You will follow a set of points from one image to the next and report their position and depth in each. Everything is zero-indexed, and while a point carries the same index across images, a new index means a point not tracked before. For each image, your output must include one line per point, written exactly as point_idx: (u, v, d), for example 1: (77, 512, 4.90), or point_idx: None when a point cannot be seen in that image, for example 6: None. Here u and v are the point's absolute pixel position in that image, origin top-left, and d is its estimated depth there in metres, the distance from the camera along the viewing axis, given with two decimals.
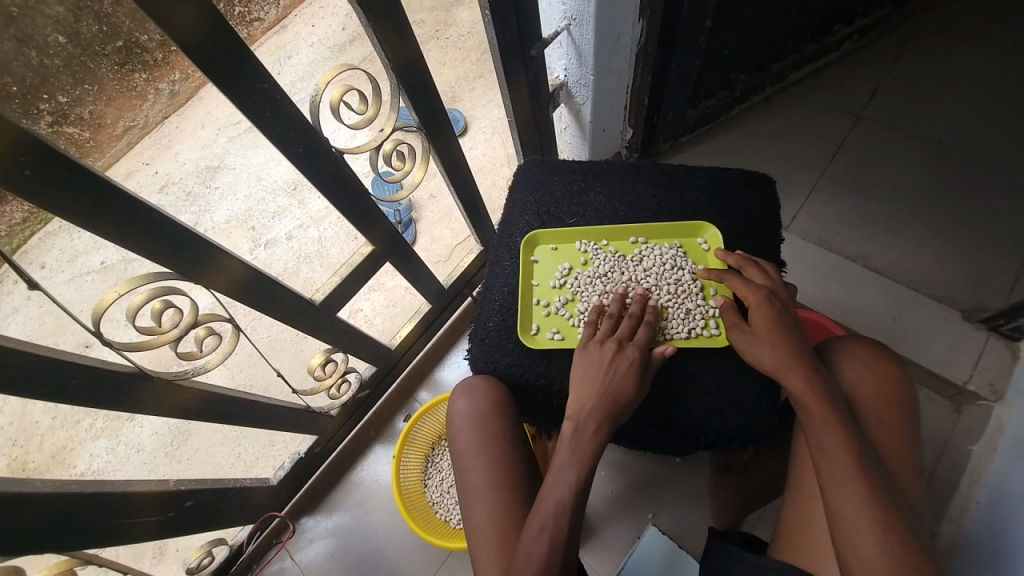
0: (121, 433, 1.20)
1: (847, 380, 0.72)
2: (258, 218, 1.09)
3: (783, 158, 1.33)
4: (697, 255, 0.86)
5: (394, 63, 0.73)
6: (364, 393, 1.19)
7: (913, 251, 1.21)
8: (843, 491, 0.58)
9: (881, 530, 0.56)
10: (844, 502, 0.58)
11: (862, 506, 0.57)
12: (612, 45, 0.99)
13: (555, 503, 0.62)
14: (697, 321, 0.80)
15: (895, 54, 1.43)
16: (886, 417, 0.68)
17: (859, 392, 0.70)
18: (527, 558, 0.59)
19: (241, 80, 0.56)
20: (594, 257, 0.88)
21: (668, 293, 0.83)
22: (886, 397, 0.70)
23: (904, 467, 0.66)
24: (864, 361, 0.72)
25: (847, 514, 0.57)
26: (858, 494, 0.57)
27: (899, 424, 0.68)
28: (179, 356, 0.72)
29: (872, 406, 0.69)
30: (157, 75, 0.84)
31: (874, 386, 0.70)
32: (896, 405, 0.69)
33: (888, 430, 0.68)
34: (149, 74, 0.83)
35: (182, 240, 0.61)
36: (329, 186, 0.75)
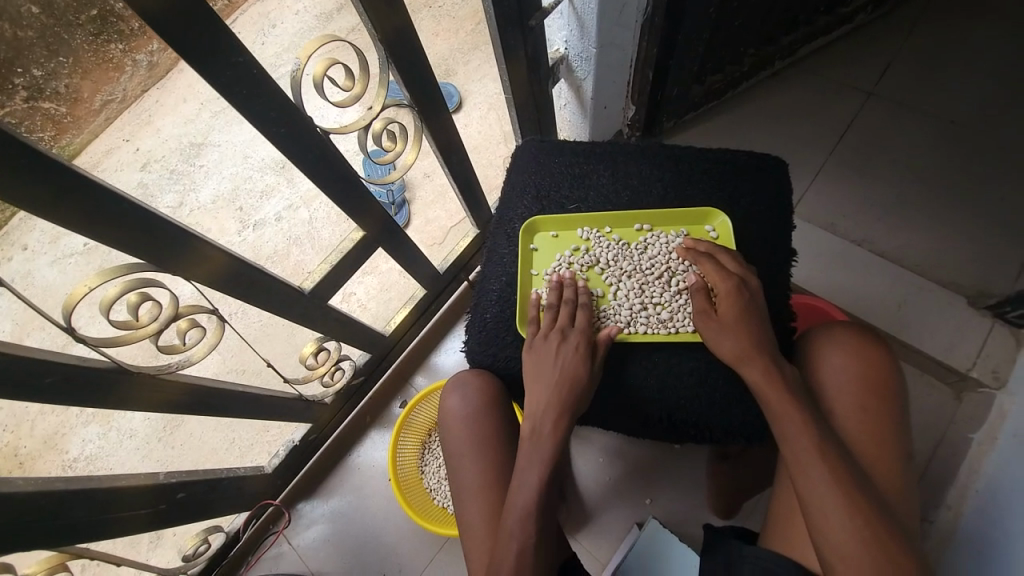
0: (112, 419, 1.17)
1: (830, 369, 0.69)
2: (246, 198, 1.04)
3: (791, 137, 1.29)
4: None
5: (383, 33, 0.67)
6: (358, 380, 1.17)
7: (920, 236, 1.18)
8: (819, 487, 0.57)
9: (858, 524, 0.55)
10: (817, 497, 0.57)
11: (835, 500, 0.56)
12: (616, 15, 0.93)
13: (526, 502, 0.63)
14: None
15: (910, 27, 1.37)
16: (869, 402, 0.66)
17: (844, 381, 0.68)
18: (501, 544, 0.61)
19: (215, 56, 0.51)
20: (596, 245, 0.85)
21: (675, 285, 0.81)
22: (872, 384, 0.67)
23: (889, 450, 0.64)
24: (842, 345, 0.70)
25: (821, 507, 0.56)
26: (830, 489, 0.57)
27: (882, 407, 0.66)
28: (161, 349, 0.69)
29: (853, 393, 0.67)
30: (134, 46, 0.73)
31: (853, 368, 0.68)
32: (881, 392, 0.67)
33: (870, 415, 0.65)
34: (126, 46, 0.72)
35: (158, 231, 0.57)
36: (314, 168, 0.70)
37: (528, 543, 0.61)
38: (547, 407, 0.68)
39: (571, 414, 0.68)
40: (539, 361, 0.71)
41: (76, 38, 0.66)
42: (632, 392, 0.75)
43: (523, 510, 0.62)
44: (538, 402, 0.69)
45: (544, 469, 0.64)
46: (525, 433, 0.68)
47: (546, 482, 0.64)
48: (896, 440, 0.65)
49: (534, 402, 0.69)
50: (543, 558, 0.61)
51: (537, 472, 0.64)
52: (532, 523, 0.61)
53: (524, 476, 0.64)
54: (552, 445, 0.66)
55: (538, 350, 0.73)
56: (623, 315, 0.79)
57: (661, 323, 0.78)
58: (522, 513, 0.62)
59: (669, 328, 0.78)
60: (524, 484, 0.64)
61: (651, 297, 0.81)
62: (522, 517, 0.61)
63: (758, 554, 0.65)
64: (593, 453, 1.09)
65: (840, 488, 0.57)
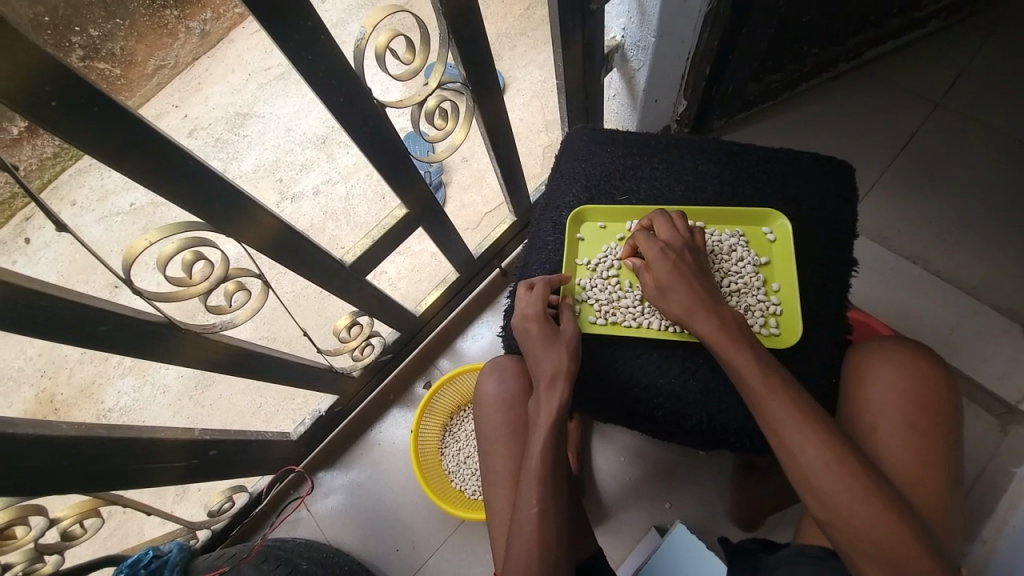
0: (147, 373, 1.21)
1: (877, 383, 0.66)
2: (287, 170, 1.01)
3: (848, 144, 1.23)
4: (761, 246, 0.79)
5: (446, 8, 0.66)
6: (385, 357, 1.18)
7: (979, 257, 1.12)
8: (847, 497, 0.53)
9: (895, 538, 0.51)
10: (847, 508, 0.53)
11: (867, 511, 0.52)
12: (680, 3, 0.89)
13: (538, 472, 0.62)
14: (755, 318, 0.75)
15: (988, 36, 1.28)
16: (918, 420, 0.63)
17: (889, 396, 0.64)
18: (523, 527, 0.60)
19: (285, 18, 0.51)
20: None
21: (727, 286, 0.78)
22: (921, 402, 0.63)
23: (935, 470, 0.61)
24: (894, 360, 0.67)
25: (851, 518, 0.53)
26: (860, 501, 0.53)
27: (931, 426, 0.62)
28: (207, 309, 0.70)
29: (902, 410, 0.63)
30: (189, 13, 0.75)
31: (905, 384, 0.64)
32: (931, 411, 0.63)
33: (918, 433, 0.62)
34: (181, 12, 0.74)
35: (216, 191, 0.58)
36: (367, 142, 0.71)
37: (542, 515, 0.60)
38: (548, 389, 0.66)
39: (569, 377, 0.67)
40: (537, 339, 0.69)
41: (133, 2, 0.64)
42: (671, 390, 0.73)
43: (535, 482, 0.61)
44: (538, 368, 0.68)
45: (550, 434, 0.64)
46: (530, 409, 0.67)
47: (549, 446, 0.63)
48: (945, 462, 0.61)
49: (532, 367, 0.68)
50: (556, 532, 0.60)
51: (541, 436, 0.64)
52: (542, 489, 0.61)
53: (533, 462, 0.62)
54: (553, 405, 0.65)
55: (530, 328, 0.70)
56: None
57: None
58: (536, 484, 0.61)
59: None
60: (532, 450, 0.63)
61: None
62: (536, 490, 0.61)
63: (788, 566, 0.63)
64: (614, 451, 1.08)
65: (872, 499, 0.53)
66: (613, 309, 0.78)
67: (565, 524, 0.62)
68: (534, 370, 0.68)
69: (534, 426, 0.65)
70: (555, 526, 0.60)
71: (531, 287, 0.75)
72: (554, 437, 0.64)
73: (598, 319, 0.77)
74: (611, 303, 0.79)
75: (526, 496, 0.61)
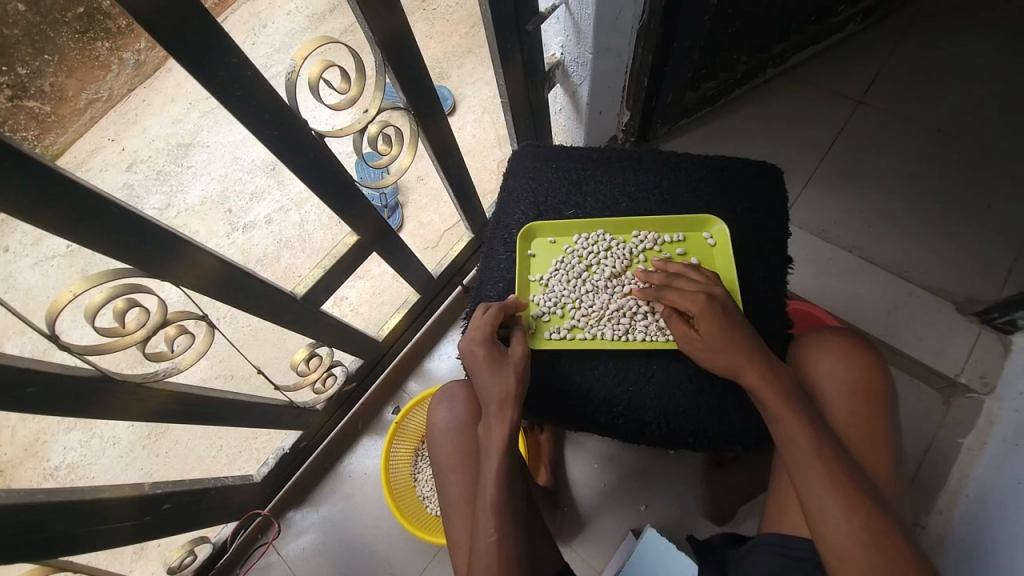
0: (94, 426, 1.14)
1: (822, 374, 0.69)
2: (235, 201, 1.07)
3: (784, 144, 1.30)
4: (700, 249, 0.82)
5: (379, 37, 0.66)
6: (350, 386, 1.16)
7: (908, 242, 1.20)
8: (797, 453, 0.59)
9: (843, 495, 0.55)
10: (796, 459, 0.59)
11: (814, 461, 0.57)
12: (613, 21, 0.93)
13: (493, 499, 0.61)
14: None
15: (897, 38, 1.39)
16: (861, 408, 0.66)
17: (833, 384, 0.68)
18: (481, 559, 0.59)
19: (205, 56, 0.50)
20: (594, 251, 0.85)
21: None
22: (863, 390, 0.67)
23: (882, 458, 0.64)
24: (836, 351, 0.70)
25: (805, 476, 0.57)
26: (807, 452, 0.58)
27: (875, 413, 0.66)
28: (147, 357, 0.67)
29: (846, 399, 0.67)
30: (121, 45, 0.69)
31: (847, 376, 0.68)
32: (871, 395, 0.67)
33: (863, 421, 0.65)
34: (112, 44, 0.68)
35: (149, 235, 0.56)
36: (304, 171, 0.69)
37: (499, 543, 0.59)
38: (497, 414, 0.65)
39: (517, 402, 0.67)
40: (484, 363, 0.69)
41: (62, 37, 0.63)
42: (631, 397, 0.74)
43: (490, 510, 0.61)
44: (485, 395, 0.67)
45: (502, 460, 0.63)
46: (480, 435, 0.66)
47: (502, 472, 0.62)
48: (889, 444, 0.65)
49: (481, 393, 0.67)
50: (516, 558, 0.59)
51: (493, 462, 0.63)
52: (501, 517, 0.60)
53: (487, 489, 0.62)
54: (503, 431, 0.64)
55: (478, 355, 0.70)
56: (620, 323, 0.79)
57: (662, 330, 0.77)
58: (492, 513, 0.61)
59: (667, 335, 0.77)
60: (486, 479, 0.62)
61: (648, 305, 0.80)
62: (494, 518, 0.60)
63: (759, 560, 0.65)
64: (587, 459, 1.09)
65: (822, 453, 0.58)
66: (567, 323, 0.80)
67: (525, 548, 0.61)
68: (482, 398, 0.68)
69: (486, 451, 0.64)
70: (513, 552, 0.59)
71: (486, 309, 0.75)
72: (507, 463, 0.63)
73: (553, 334, 0.79)
74: (566, 317, 0.81)
75: (483, 526, 0.60)
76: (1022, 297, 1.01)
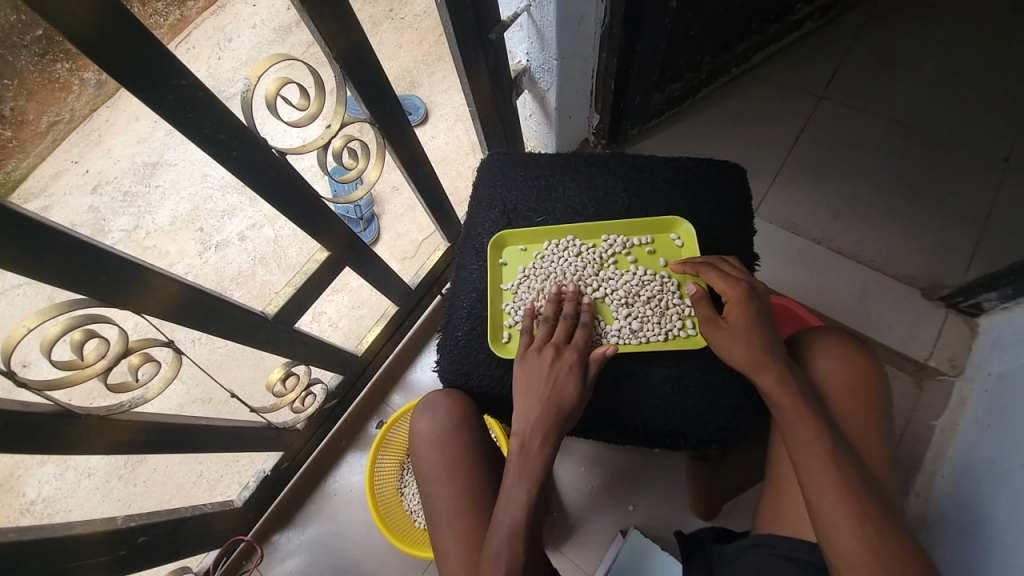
0: (68, 458, 1.11)
1: (820, 372, 0.71)
2: (206, 219, 1.04)
3: (751, 141, 1.33)
4: (668, 251, 0.83)
5: (337, 53, 0.66)
6: (330, 403, 1.14)
7: (874, 232, 1.23)
8: (807, 454, 0.59)
9: (847, 492, 0.56)
10: (805, 460, 0.59)
11: (820, 459, 0.58)
12: (575, 26, 0.94)
13: (509, 518, 0.60)
14: (674, 322, 0.79)
15: (854, 34, 1.44)
16: (858, 407, 0.68)
17: (830, 384, 0.70)
18: None
19: (152, 81, 0.49)
20: (565, 257, 0.85)
21: (645, 293, 0.81)
22: (860, 389, 0.69)
23: (876, 455, 0.66)
24: (835, 353, 0.72)
25: (812, 474, 0.58)
26: (816, 453, 0.58)
27: (871, 412, 0.68)
28: (111, 389, 0.64)
29: (844, 398, 0.69)
30: (67, 53, 0.77)
31: (843, 376, 0.70)
32: (867, 397, 0.69)
33: (860, 420, 0.67)
34: (59, 54, 0.75)
35: (103, 263, 0.54)
36: (268, 189, 0.68)
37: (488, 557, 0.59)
38: (538, 442, 0.64)
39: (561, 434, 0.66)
40: (546, 388, 0.68)
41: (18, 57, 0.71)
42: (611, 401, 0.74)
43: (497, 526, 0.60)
44: (529, 410, 0.67)
45: (532, 487, 0.62)
46: (514, 448, 0.65)
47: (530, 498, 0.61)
48: (883, 443, 0.67)
49: (523, 417, 0.66)
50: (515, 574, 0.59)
51: (523, 490, 0.62)
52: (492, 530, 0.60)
53: (510, 514, 0.60)
54: (539, 459, 0.63)
55: (551, 370, 0.69)
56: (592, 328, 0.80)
57: (632, 333, 0.78)
58: (498, 529, 0.60)
59: (640, 338, 0.78)
60: (510, 502, 0.61)
61: (619, 309, 0.81)
62: (500, 536, 0.60)
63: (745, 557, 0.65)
64: (574, 462, 1.09)
65: (827, 450, 0.59)
66: None
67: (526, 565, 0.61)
68: (526, 420, 0.66)
69: (516, 475, 0.63)
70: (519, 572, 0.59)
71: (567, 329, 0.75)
72: (536, 491, 0.62)
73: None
74: None
75: (491, 544, 0.60)
76: (984, 280, 1.04)
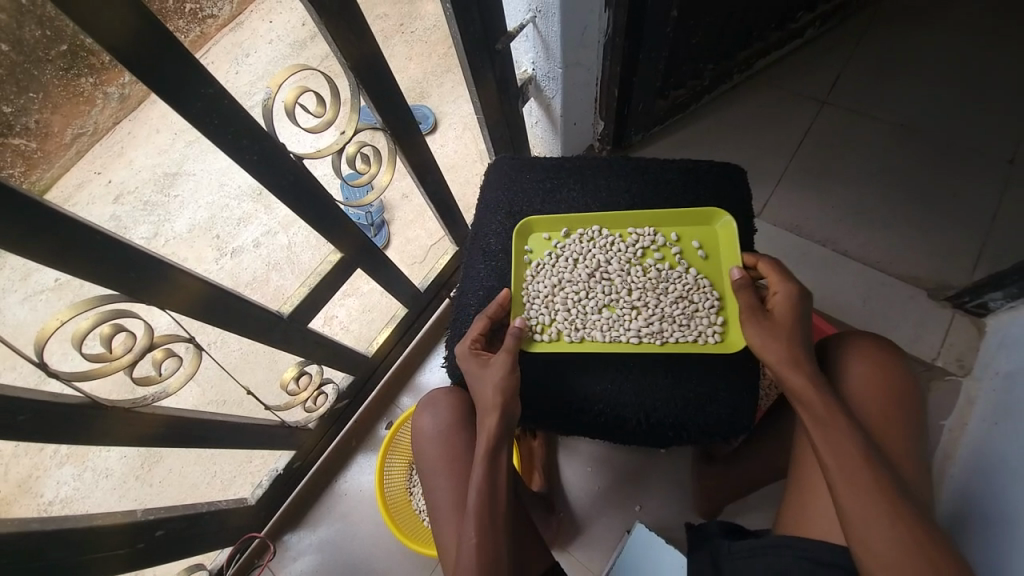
0: (87, 458, 1.13)
1: (849, 375, 0.72)
2: (223, 227, 1.09)
3: (754, 146, 1.35)
4: (708, 245, 0.85)
5: (351, 62, 0.69)
6: (341, 404, 1.16)
7: (879, 233, 1.24)
8: (836, 450, 0.59)
9: (878, 489, 0.56)
10: (834, 455, 0.60)
11: (851, 455, 0.59)
12: (579, 36, 0.97)
13: (476, 498, 0.63)
14: (711, 321, 0.81)
15: (856, 40, 1.45)
16: (887, 411, 0.69)
17: (859, 387, 0.71)
18: (464, 561, 0.60)
19: (182, 87, 0.53)
20: (601, 244, 0.87)
21: (682, 288, 0.83)
22: (890, 394, 0.70)
23: (905, 457, 0.67)
24: (864, 358, 0.73)
25: (842, 470, 0.58)
26: (847, 448, 0.59)
27: (900, 417, 0.69)
28: (135, 382, 0.68)
29: (873, 401, 0.70)
30: (105, 80, 0.79)
31: (873, 380, 0.71)
32: (897, 402, 0.70)
33: (891, 424, 0.68)
34: (94, 78, 0.77)
35: (132, 262, 0.57)
36: (286, 193, 0.71)
37: (481, 545, 0.61)
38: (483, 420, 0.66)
39: (508, 408, 0.67)
40: (474, 372, 0.71)
41: (46, 74, 0.73)
42: (615, 399, 0.76)
43: (474, 511, 0.62)
44: (481, 396, 0.69)
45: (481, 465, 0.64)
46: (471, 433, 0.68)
47: (486, 477, 0.64)
48: (912, 448, 0.68)
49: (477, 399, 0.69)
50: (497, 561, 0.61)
51: (479, 468, 0.64)
52: (480, 522, 0.61)
53: (471, 494, 0.63)
54: (485, 436, 0.65)
55: (477, 362, 0.72)
56: (624, 321, 0.82)
57: (666, 328, 0.81)
58: (475, 515, 0.62)
59: (672, 334, 0.81)
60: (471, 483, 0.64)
61: (653, 302, 0.83)
62: (474, 521, 0.62)
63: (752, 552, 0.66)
64: (581, 462, 1.09)
65: (857, 447, 0.59)
66: (570, 320, 0.82)
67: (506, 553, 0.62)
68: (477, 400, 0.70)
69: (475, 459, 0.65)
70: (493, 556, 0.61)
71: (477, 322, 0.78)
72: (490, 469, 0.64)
73: (554, 331, 0.81)
74: (572, 314, 0.83)
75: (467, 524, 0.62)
76: (990, 280, 1.04)
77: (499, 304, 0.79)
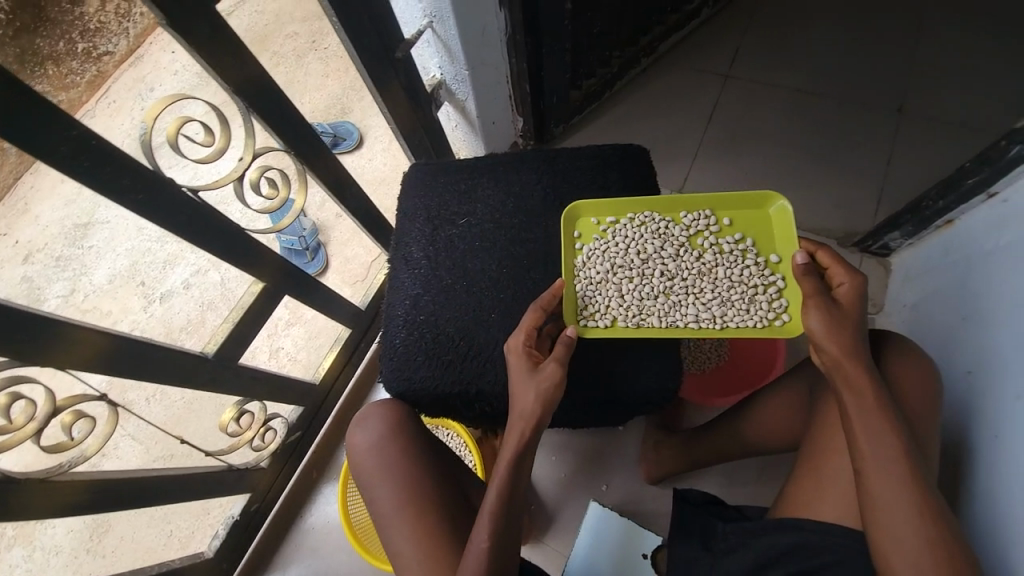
0: (34, 538, 1.01)
1: (896, 361, 0.70)
2: (147, 273, 0.95)
3: (669, 125, 1.41)
4: (761, 228, 0.84)
5: (234, 85, 0.67)
6: (294, 437, 1.13)
7: (791, 193, 1.32)
8: (874, 438, 0.60)
9: (908, 479, 0.58)
10: (871, 438, 0.60)
11: (887, 443, 0.60)
12: (479, 37, 0.98)
13: (493, 500, 0.63)
14: (770, 309, 0.81)
15: (749, 14, 1.54)
16: (924, 400, 0.68)
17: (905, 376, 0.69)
18: (470, 561, 0.61)
19: (38, 133, 0.50)
20: (651, 232, 0.86)
21: (733, 275, 0.83)
22: (928, 384, 0.69)
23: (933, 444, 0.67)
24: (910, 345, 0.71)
25: (875, 455, 0.60)
26: (884, 434, 0.60)
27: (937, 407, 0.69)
28: (46, 450, 0.64)
29: (914, 388, 0.69)
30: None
31: (918, 368, 0.70)
32: (936, 393, 0.69)
33: (928, 412, 0.68)
34: None
35: (14, 322, 0.54)
36: (186, 229, 0.68)
37: (490, 550, 0.61)
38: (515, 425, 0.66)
39: (538, 415, 0.66)
40: (517, 378, 0.69)
41: None
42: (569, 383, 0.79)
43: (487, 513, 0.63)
44: (519, 401, 0.68)
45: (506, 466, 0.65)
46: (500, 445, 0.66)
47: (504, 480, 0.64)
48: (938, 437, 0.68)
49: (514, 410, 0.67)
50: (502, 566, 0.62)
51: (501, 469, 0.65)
52: (491, 526, 0.62)
53: (488, 495, 0.64)
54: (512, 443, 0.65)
55: (524, 372, 0.69)
56: (672, 310, 0.83)
57: (716, 318, 0.82)
58: (487, 519, 0.62)
59: (721, 323, 0.82)
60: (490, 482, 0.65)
61: (703, 293, 0.84)
62: (485, 524, 0.62)
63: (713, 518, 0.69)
64: (544, 453, 1.11)
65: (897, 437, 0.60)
66: (612, 315, 0.82)
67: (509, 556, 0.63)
68: (515, 399, 0.68)
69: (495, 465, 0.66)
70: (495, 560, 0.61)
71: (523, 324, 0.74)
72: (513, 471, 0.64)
73: (595, 322, 0.82)
74: (624, 307, 0.83)
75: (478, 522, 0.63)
76: (886, 222, 1.13)
77: (553, 294, 0.76)
